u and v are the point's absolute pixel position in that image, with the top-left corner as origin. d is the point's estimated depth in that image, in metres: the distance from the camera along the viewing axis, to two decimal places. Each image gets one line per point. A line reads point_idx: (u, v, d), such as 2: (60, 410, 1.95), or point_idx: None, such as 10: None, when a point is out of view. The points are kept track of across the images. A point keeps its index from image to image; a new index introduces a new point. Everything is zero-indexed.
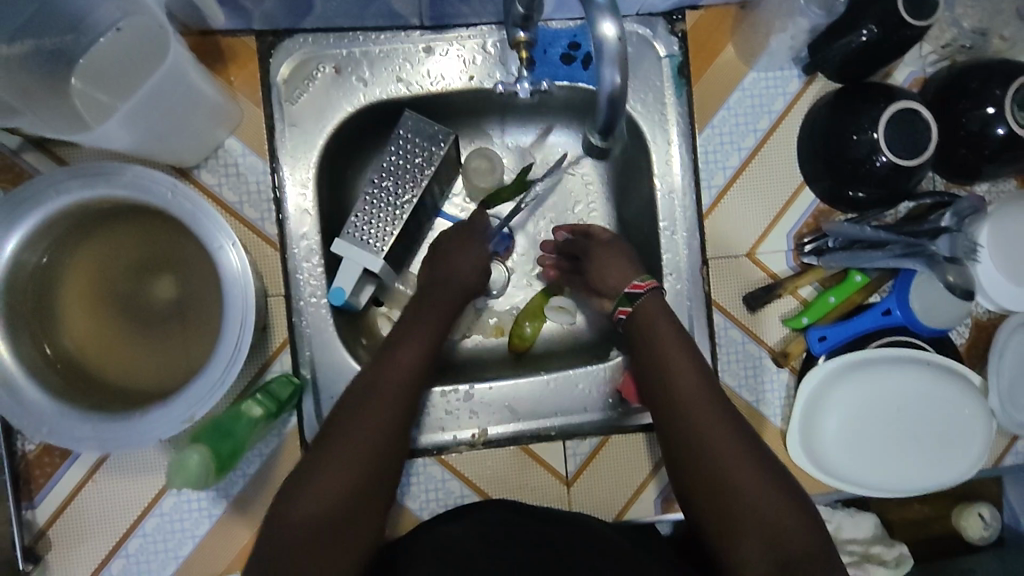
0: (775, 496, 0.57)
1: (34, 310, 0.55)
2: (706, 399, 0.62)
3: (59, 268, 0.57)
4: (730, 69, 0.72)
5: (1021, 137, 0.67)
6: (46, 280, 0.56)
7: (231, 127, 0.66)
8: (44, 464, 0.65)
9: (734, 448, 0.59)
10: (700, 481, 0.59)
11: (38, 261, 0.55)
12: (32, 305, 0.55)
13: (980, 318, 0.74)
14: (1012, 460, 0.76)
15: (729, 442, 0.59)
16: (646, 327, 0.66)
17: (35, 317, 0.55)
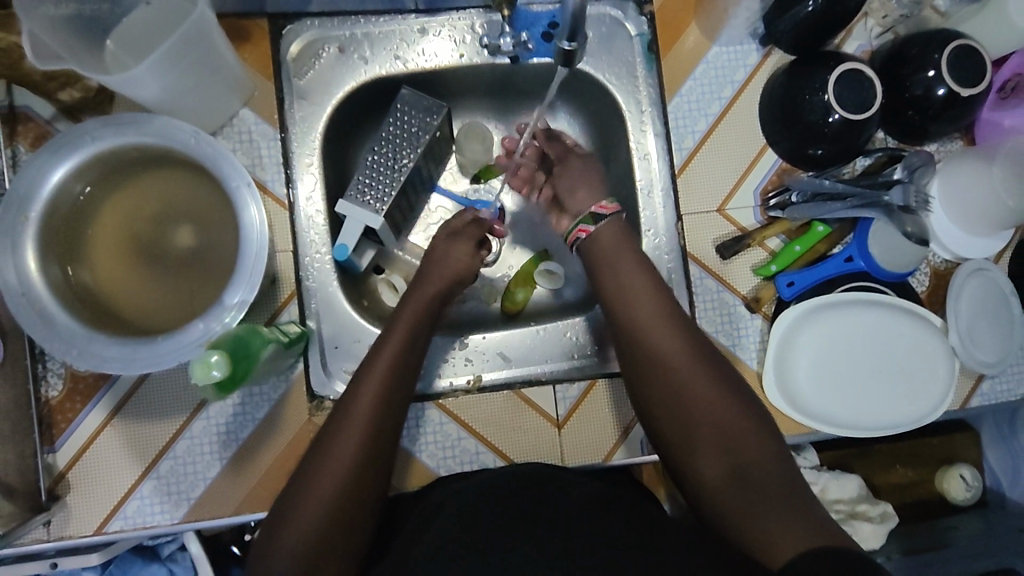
0: (728, 408, 0.61)
1: (66, 241, 0.61)
2: (675, 333, 0.66)
3: (92, 207, 0.63)
4: (695, 44, 0.79)
5: (959, 97, 0.74)
6: (80, 215, 0.62)
7: (245, 98, 0.72)
8: (65, 409, 0.69)
9: (692, 367, 0.63)
10: (661, 402, 0.63)
11: (80, 192, 0.62)
12: (65, 236, 0.61)
13: (937, 268, 0.79)
14: (979, 402, 0.80)
15: (684, 359, 0.64)
16: (604, 254, 0.71)
17: (66, 247, 0.61)
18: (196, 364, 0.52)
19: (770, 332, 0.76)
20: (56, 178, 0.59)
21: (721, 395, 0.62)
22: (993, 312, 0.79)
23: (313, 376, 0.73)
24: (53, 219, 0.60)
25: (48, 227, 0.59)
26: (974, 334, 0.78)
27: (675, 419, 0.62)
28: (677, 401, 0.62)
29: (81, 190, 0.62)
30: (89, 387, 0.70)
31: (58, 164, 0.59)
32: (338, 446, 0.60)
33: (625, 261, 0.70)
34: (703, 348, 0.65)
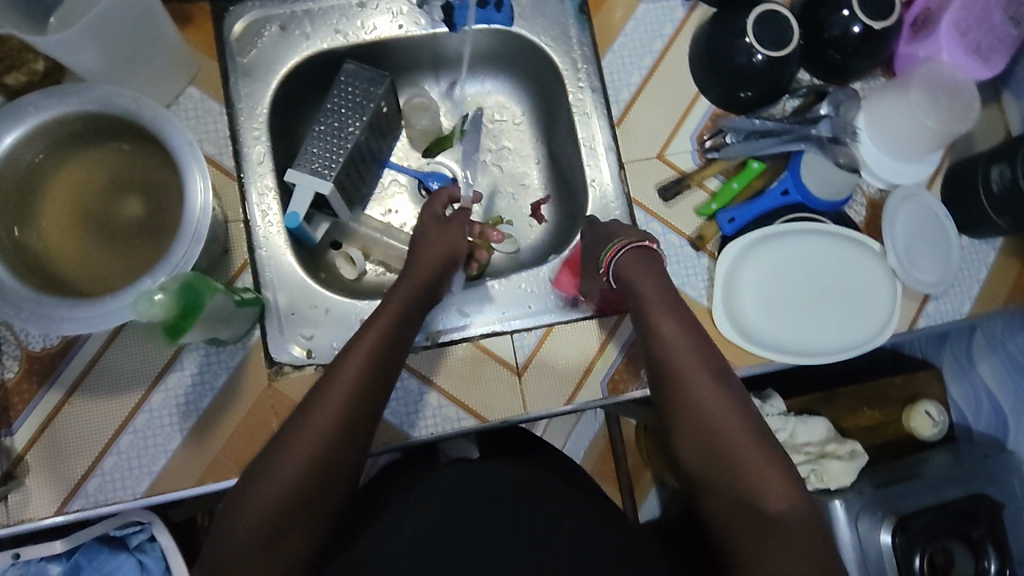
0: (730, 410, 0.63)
1: (17, 207, 0.62)
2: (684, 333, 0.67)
3: (42, 175, 0.64)
4: (624, 3, 0.83)
5: (875, 32, 0.77)
6: (31, 182, 0.64)
7: (190, 77, 0.74)
8: (22, 391, 0.69)
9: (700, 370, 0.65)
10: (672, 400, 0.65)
11: (31, 159, 0.63)
12: (16, 203, 0.62)
13: (872, 197, 0.83)
14: (925, 324, 0.81)
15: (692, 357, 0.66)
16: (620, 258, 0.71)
17: (16, 213, 0.62)
18: (139, 301, 0.55)
19: (716, 268, 0.78)
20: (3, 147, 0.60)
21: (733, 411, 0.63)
22: (927, 233, 0.82)
23: (272, 341, 0.74)
24: (0, 190, 0.61)
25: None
26: (911, 254, 0.81)
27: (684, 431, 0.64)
28: (691, 417, 0.63)
29: (33, 157, 0.63)
30: (45, 367, 0.69)
31: (2, 134, 0.60)
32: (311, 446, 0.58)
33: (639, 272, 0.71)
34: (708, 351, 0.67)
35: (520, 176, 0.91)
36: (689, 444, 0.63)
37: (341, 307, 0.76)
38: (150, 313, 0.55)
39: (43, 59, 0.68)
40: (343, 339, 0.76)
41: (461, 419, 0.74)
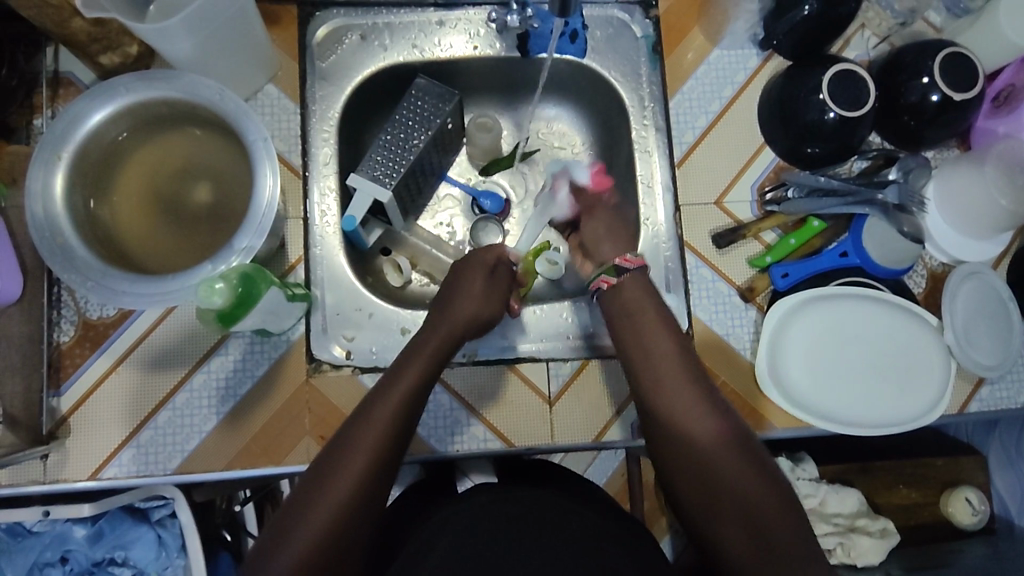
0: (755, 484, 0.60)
1: (95, 181, 0.65)
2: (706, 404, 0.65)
3: (123, 153, 0.67)
4: (698, 46, 0.83)
5: (954, 102, 0.75)
6: (112, 158, 0.67)
7: (270, 75, 0.77)
8: (73, 355, 0.72)
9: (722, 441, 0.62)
10: (692, 469, 0.62)
11: (116, 137, 0.66)
12: (95, 175, 0.65)
13: (935, 270, 0.81)
14: (977, 407, 0.79)
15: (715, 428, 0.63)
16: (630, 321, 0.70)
17: (94, 186, 0.65)
18: (201, 286, 0.57)
19: (764, 322, 0.77)
20: (95, 122, 0.64)
21: (776, 495, 0.60)
22: (991, 315, 0.79)
23: (314, 338, 0.75)
24: (84, 162, 0.64)
25: (79, 168, 0.64)
26: (970, 334, 0.78)
27: (721, 514, 0.60)
28: (726, 502, 0.60)
29: (117, 134, 0.66)
30: (98, 335, 0.72)
31: (92, 113, 0.63)
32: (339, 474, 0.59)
33: (646, 341, 0.69)
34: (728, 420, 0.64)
35: None
36: (727, 527, 0.59)
37: (385, 314, 0.78)
38: (212, 302, 0.57)
39: (137, 44, 0.71)
40: (383, 346, 0.77)
41: (487, 440, 0.74)
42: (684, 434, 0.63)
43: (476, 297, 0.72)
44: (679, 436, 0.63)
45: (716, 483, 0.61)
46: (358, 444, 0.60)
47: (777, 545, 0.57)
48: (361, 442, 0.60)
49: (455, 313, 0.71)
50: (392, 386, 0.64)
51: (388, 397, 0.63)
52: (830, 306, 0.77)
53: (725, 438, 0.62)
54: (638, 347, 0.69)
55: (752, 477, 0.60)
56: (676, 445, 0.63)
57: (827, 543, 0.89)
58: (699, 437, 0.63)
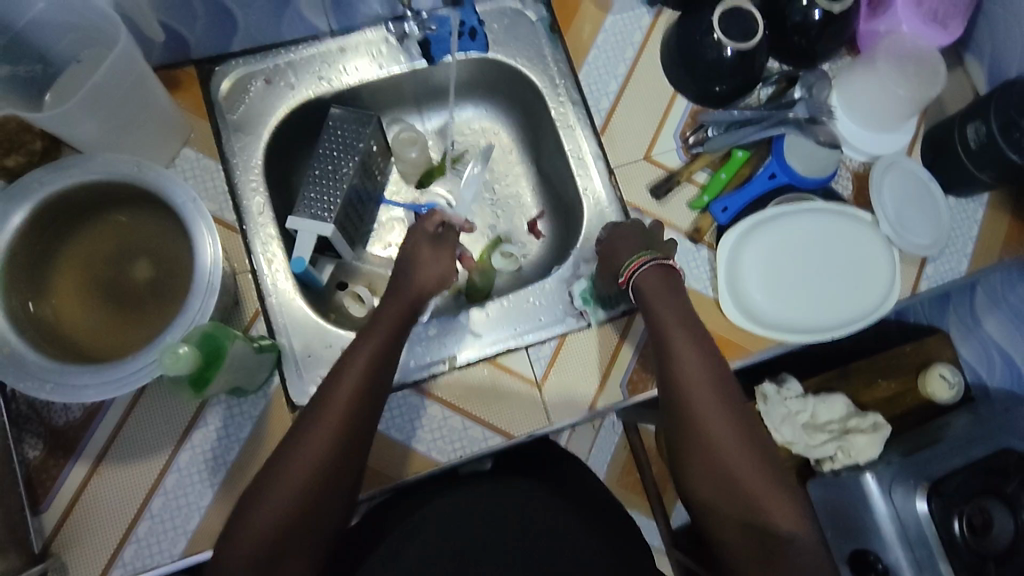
0: (734, 440, 0.64)
1: (30, 284, 0.63)
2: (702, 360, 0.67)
3: (52, 250, 0.65)
4: (593, 17, 0.86)
5: (835, 13, 0.80)
6: (42, 258, 0.64)
7: (183, 138, 0.76)
8: (49, 467, 0.69)
9: (711, 400, 0.65)
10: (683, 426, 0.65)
11: (41, 235, 0.64)
12: (28, 278, 0.63)
13: (856, 170, 0.85)
14: (927, 285, 0.84)
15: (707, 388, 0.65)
16: (649, 296, 0.71)
17: (29, 289, 0.63)
18: (166, 355, 0.55)
19: (717, 258, 0.80)
20: (19, 220, 0.61)
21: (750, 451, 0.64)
22: (915, 199, 0.84)
23: (292, 385, 0.75)
24: (15, 266, 0.61)
25: (10, 276, 0.60)
26: (905, 221, 0.83)
27: (703, 469, 0.64)
28: (718, 465, 0.63)
29: (43, 231, 0.64)
30: (71, 440, 0.70)
31: (11, 216, 0.60)
32: (291, 481, 0.60)
33: (662, 306, 0.70)
34: (722, 379, 0.66)
35: (512, 197, 0.94)
36: (715, 493, 0.64)
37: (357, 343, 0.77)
38: (175, 367, 0.55)
39: (40, 138, 0.69)
40: None
41: (488, 438, 0.74)
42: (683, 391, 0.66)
43: (426, 267, 0.76)
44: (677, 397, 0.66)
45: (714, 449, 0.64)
46: (297, 465, 0.61)
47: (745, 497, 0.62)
48: (304, 462, 0.61)
49: (389, 312, 0.71)
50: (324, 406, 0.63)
51: (335, 405, 0.62)
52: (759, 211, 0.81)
53: (715, 394, 0.65)
54: (657, 314, 0.70)
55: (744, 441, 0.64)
56: (678, 395, 0.66)
57: (826, 450, 0.94)
58: (698, 407, 0.65)
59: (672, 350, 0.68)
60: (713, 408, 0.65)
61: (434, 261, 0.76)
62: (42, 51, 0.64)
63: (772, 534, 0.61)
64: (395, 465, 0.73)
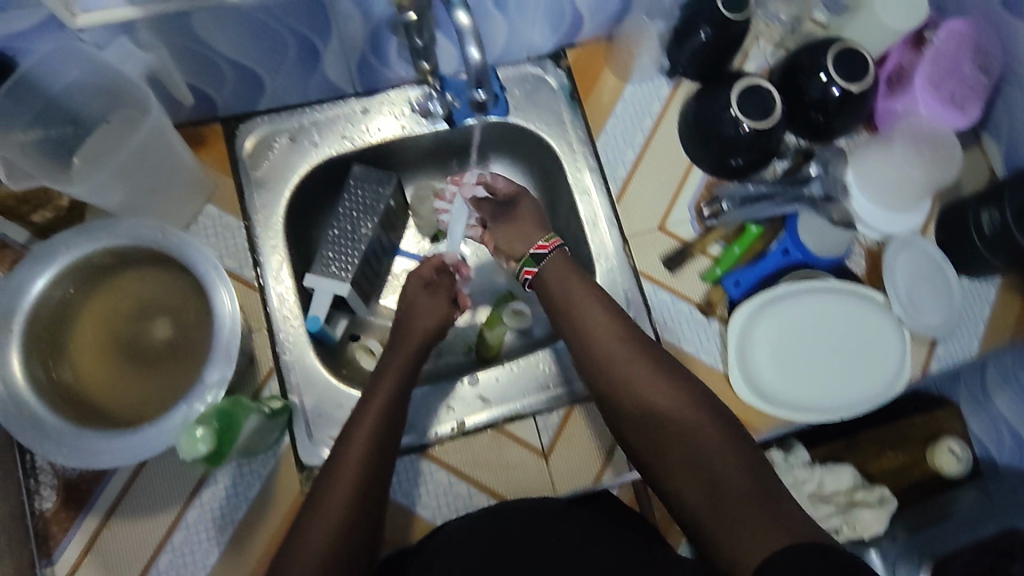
0: (690, 419, 0.68)
1: (50, 345, 0.64)
2: (637, 352, 0.72)
3: (73, 309, 0.66)
4: (611, 87, 0.88)
5: (853, 94, 0.81)
6: (63, 318, 0.66)
7: (207, 196, 0.78)
8: (60, 519, 0.70)
9: (659, 386, 0.70)
10: (641, 421, 0.70)
11: (61, 295, 0.65)
12: (48, 340, 0.64)
13: (870, 247, 0.86)
14: (937, 365, 0.84)
15: (653, 376, 0.70)
16: (555, 280, 0.76)
17: (49, 350, 0.64)
18: (184, 438, 0.58)
19: (728, 333, 0.80)
20: (38, 287, 0.63)
21: (714, 432, 0.67)
22: (927, 281, 0.85)
23: (302, 446, 0.75)
24: (36, 329, 0.63)
25: (30, 339, 0.63)
26: (915, 303, 0.83)
27: (672, 460, 0.66)
28: (685, 449, 0.66)
29: (63, 291, 0.65)
30: (83, 492, 0.71)
31: (32, 281, 0.63)
32: (334, 490, 0.63)
33: (586, 297, 0.75)
34: (663, 367, 0.71)
35: None
36: (686, 477, 0.65)
37: None
38: (194, 449, 0.58)
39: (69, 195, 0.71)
40: None
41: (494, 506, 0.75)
42: (631, 385, 0.70)
43: (426, 313, 0.79)
44: (629, 394, 0.70)
45: (677, 434, 0.67)
46: (333, 491, 0.63)
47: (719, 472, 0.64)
48: (346, 477, 0.63)
49: (392, 367, 0.73)
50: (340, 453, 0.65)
51: (366, 414, 0.68)
52: (770, 287, 0.82)
53: (663, 382, 0.70)
54: (579, 308, 0.75)
55: (707, 424, 0.67)
56: (635, 401, 0.70)
57: (833, 524, 0.93)
58: (654, 396, 0.69)
59: (606, 344, 0.73)
60: (665, 397, 0.69)
61: (437, 298, 0.80)
62: (76, 115, 0.66)
63: (738, 518, 0.60)
64: (401, 529, 0.74)
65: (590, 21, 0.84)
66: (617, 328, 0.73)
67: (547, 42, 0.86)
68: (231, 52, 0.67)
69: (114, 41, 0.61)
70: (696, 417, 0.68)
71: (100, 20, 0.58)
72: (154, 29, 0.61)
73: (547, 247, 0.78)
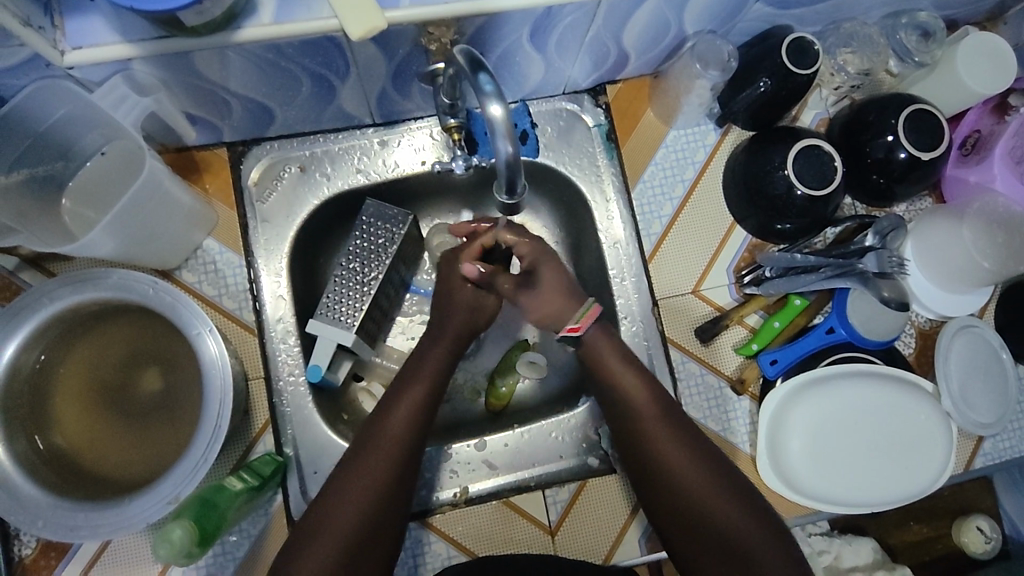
0: (714, 492, 0.62)
1: (28, 410, 0.59)
2: (659, 415, 0.66)
3: (52, 369, 0.61)
4: (653, 129, 0.80)
5: (922, 161, 0.73)
6: (41, 380, 0.60)
7: (208, 229, 0.73)
8: (39, 568, 0.66)
9: (679, 454, 0.64)
10: (656, 485, 0.64)
11: (36, 359, 0.60)
12: (27, 406, 0.59)
13: (922, 327, 0.79)
14: (982, 462, 0.78)
15: (673, 443, 0.64)
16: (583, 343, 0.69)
17: (29, 416, 0.59)
18: (162, 544, 0.54)
19: (758, 414, 0.75)
20: (10, 352, 0.57)
21: (734, 506, 0.62)
22: (983, 370, 0.77)
23: (295, 505, 0.70)
24: (12, 398, 0.58)
25: (7, 409, 0.57)
26: (967, 395, 0.76)
27: (689, 529, 0.62)
28: (701, 522, 0.62)
29: (37, 356, 0.60)
30: (63, 542, 0.67)
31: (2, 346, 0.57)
32: (337, 516, 0.60)
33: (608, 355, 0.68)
34: (685, 432, 0.65)
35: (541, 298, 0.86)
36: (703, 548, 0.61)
37: None
38: (172, 548, 0.53)
39: None
40: None
41: None
42: (654, 448, 0.64)
43: (466, 306, 0.72)
44: (649, 457, 0.65)
45: (696, 506, 0.62)
46: (341, 511, 0.60)
47: (742, 552, 0.60)
48: (354, 499, 0.60)
49: (431, 362, 0.69)
50: (329, 519, 0.60)
51: (388, 431, 0.64)
52: (809, 368, 0.76)
53: (684, 450, 0.64)
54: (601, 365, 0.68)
55: (729, 497, 0.62)
56: (650, 465, 0.64)
57: None
58: (672, 463, 0.63)
59: (626, 400, 0.66)
60: (684, 467, 0.63)
61: (453, 319, 0.72)
62: (66, 148, 0.60)
63: None
64: None
65: (636, 59, 0.75)
66: (639, 384, 0.67)
67: (586, 78, 0.77)
68: (244, 89, 0.62)
69: (108, 81, 0.56)
70: (717, 489, 0.62)
71: (91, 58, 0.52)
72: (152, 67, 0.55)
73: (581, 327, 0.69)
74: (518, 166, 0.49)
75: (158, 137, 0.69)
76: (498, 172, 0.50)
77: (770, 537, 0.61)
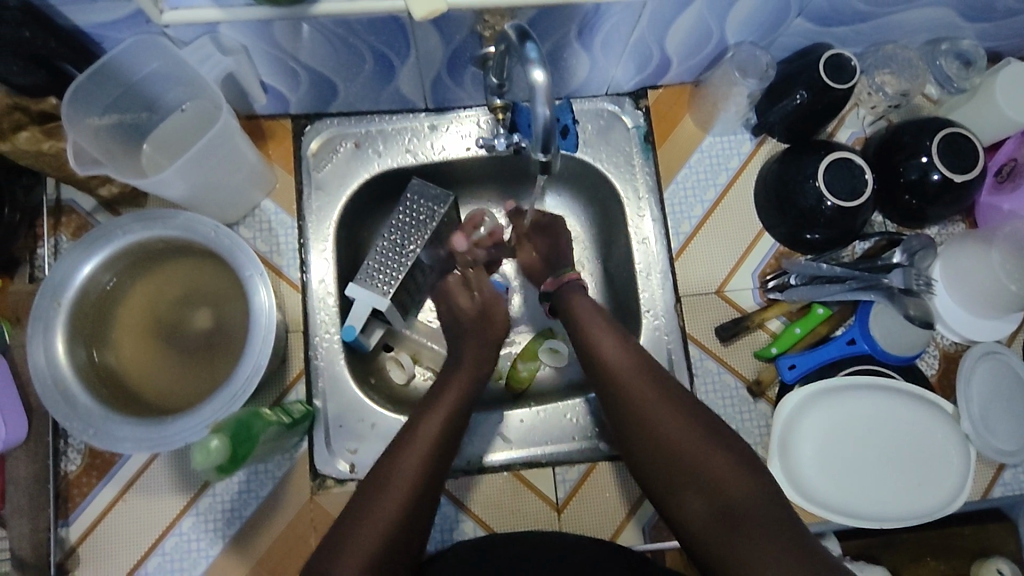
0: (694, 439, 0.60)
1: (92, 331, 0.65)
2: (641, 372, 0.66)
3: (117, 298, 0.67)
4: (690, 134, 0.84)
5: (955, 183, 0.74)
6: (107, 304, 0.67)
7: (267, 191, 0.79)
8: (81, 484, 0.72)
9: (662, 406, 0.63)
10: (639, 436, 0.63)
11: (105, 285, 0.66)
12: (92, 327, 0.66)
13: (947, 350, 0.79)
14: (1001, 492, 0.77)
15: (653, 393, 0.64)
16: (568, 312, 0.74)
17: (92, 337, 0.65)
18: (197, 450, 0.57)
19: (773, 418, 0.76)
20: (85, 273, 0.64)
21: (718, 451, 0.59)
22: (1007, 398, 0.77)
23: (318, 454, 0.74)
24: (79, 316, 0.64)
25: (75, 325, 0.64)
26: (987, 420, 0.76)
27: (671, 477, 0.60)
28: (682, 467, 0.59)
29: (107, 281, 0.66)
30: (105, 462, 0.72)
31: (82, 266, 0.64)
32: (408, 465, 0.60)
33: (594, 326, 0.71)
34: (666, 386, 0.64)
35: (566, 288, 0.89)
36: (685, 493, 0.58)
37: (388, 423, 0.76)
38: (209, 459, 0.57)
39: None
40: None
41: None
42: (636, 401, 0.64)
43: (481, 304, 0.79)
44: (631, 411, 0.64)
45: (677, 453, 0.60)
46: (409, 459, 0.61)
47: (727, 496, 0.56)
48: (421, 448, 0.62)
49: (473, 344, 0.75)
50: (399, 465, 0.60)
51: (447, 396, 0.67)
52: (828, 376, 0.77)
53: (666, 403, 0.63)
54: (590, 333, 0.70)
55: (713, 443, 0.59)
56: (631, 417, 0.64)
57: None
58: (650, 412, 0.63)
59: (608, 361, 0.68)
60: (664, 415, 0.62)
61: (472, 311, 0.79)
62: (153, 101, 0.67)
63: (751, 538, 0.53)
64: None
65: (678, 66, 0.79)
66: (620, 346, 0.68)
67: (629, 81, 0.81)
68: (312, 61, 0.68)
69: (197, 40, 0.62)
70: (698, 434, 0.60)
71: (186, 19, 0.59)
72: (236, 31, 0.61)
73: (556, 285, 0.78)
74: (553, 130, 0.54)
75: (232, 103, 0.76)
76: (534, 137, 0.55)
77: (753, 482, 0.57)
